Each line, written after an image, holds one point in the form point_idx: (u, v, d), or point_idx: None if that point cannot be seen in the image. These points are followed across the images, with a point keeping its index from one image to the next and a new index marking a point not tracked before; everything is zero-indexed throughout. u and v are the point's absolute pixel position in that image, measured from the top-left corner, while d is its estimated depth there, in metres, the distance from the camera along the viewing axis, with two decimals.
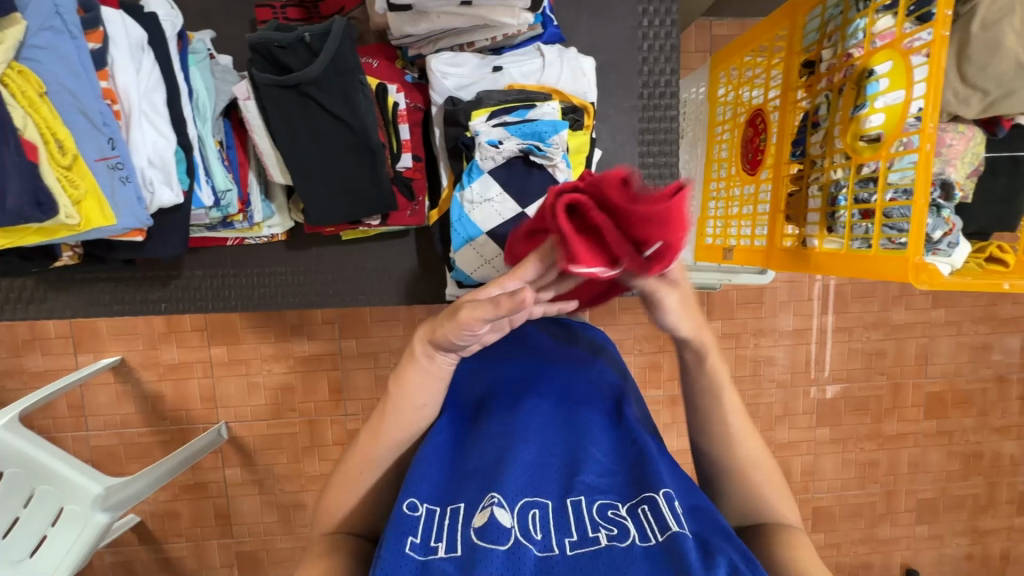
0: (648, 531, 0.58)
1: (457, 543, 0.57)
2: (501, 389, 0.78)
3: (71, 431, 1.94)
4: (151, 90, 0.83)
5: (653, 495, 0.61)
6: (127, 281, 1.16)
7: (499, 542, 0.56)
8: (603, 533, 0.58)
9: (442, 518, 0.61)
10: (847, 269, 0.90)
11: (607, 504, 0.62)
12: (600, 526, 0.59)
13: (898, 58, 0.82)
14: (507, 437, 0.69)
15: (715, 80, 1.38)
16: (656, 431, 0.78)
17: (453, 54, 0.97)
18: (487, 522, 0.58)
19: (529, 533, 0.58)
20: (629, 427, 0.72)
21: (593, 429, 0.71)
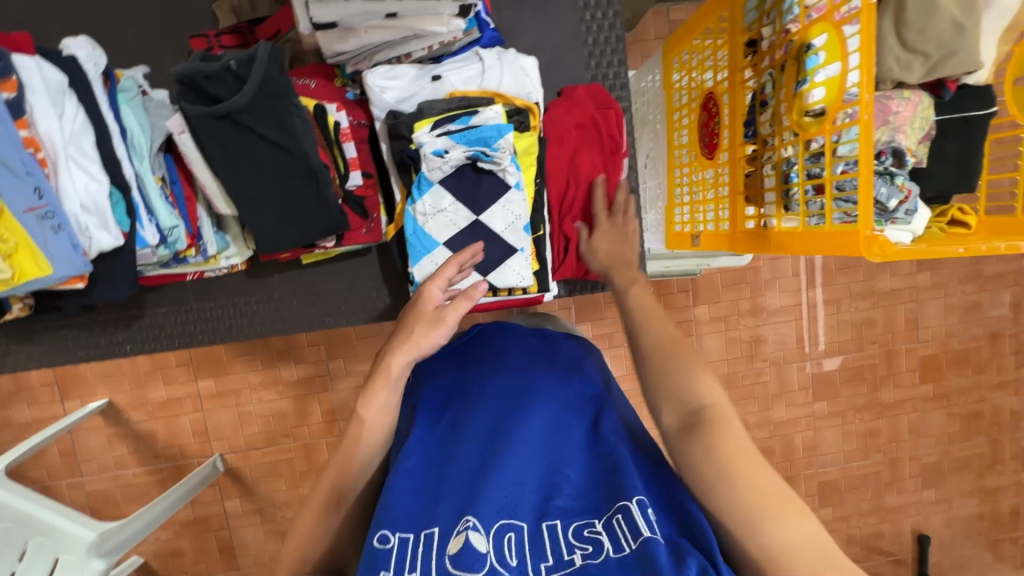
0: (621, 541, 0.59)
1: (431, 570, 0.60)
2: (479, 410, 0.81)
3: (66, 479, 1.92)
4: (78, 134, 0.81)
5: (628, 504, 0.62)
6: (90, 325, 1.14)
7: (473, 569, 0.58)
8: (578, 554, 0.59)
9: (416, 546, 0.64)
10: (804, 246, 0.88)
11: (584, 524, 0.63)
12: (575, 547, 0.60)
13: (832, 31, 0.81)
14: (484, 461, 0.72)
15: (669, 67, 1.37)
16: (645, 435, 0.78)
17: (390, 67, 0.96)
18: (461, 547, 0.60)
19: (504, 559, 0.59)
20: (605, 440, 0.73)
21: (569, 446, 0.73)
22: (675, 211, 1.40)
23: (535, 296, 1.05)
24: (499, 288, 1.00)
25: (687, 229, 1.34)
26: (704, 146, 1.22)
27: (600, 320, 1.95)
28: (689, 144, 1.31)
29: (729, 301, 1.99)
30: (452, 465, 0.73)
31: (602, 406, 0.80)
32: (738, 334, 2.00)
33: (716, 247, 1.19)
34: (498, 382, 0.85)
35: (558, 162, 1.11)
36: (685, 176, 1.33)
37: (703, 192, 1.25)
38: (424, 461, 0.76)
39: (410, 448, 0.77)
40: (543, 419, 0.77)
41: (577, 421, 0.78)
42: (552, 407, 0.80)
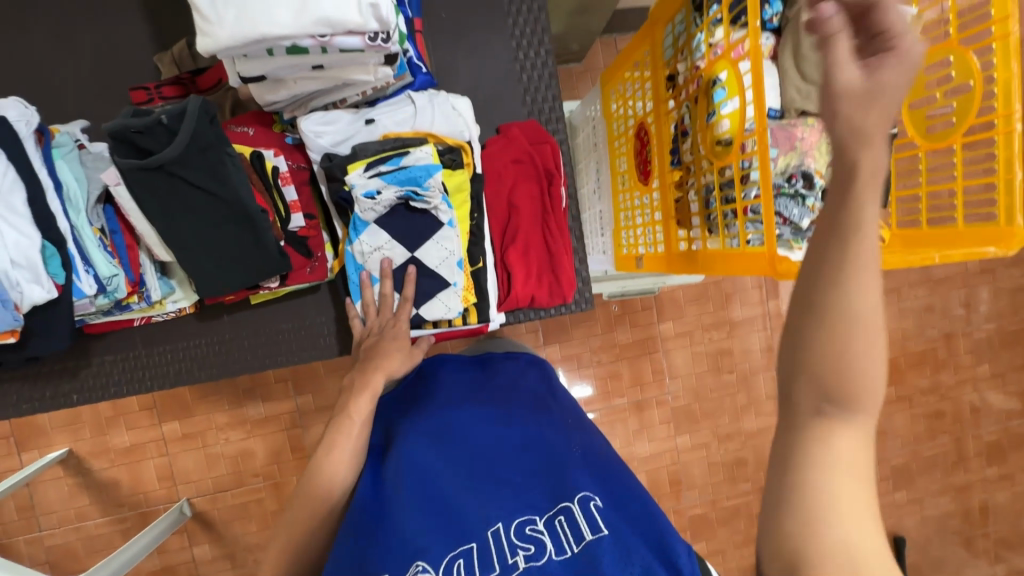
0: (565, 544, 0.64)
1: None
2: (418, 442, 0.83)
3: (24, 534, 1.86)
4: (9, 192, 0.84)
5: (569, 505, 0.68)
6: (34, 377, 1.13)
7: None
8: (521, 555, 0.64)
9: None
10: (722, 267, 0.94)
11: (525, 521, 0.68)
12: (517, 549, 0.65)
13: (731, 68, 0.88)
14: (426, 491, 0.74)
15: (607, 97, 1.43)
16: (585, 429, 0.84)
17: (324, 113, 1.00)
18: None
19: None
20: (545, 448, 0.78)
21: (507, 458, 0.78)
22: (621, 234, 1.45)
23: (477, 326, 1.09)
24: (433, 321, 1.04)
25: (631, 251, 1.39)
26: (639, 173, 1.29)
27: (567, 341, 1.97)
28: (628, 170, 1.38)
29: (692, 316, 2.04)
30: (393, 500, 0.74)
31: (539, 419, 0.85)
32: (703, 347, 2.05)
33: (656, 269, 1.24)
34: (435, 412, 0.88)
35: (498, 196, 1.18)
36: (627, 201, 1.39)
37: (642, 216, 1.31)
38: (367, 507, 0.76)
39: (353, 503, 0.77)
40: (481, 441, 0.81)
41: (514, 435, 0.81)
42: (488, 427, 0.83)
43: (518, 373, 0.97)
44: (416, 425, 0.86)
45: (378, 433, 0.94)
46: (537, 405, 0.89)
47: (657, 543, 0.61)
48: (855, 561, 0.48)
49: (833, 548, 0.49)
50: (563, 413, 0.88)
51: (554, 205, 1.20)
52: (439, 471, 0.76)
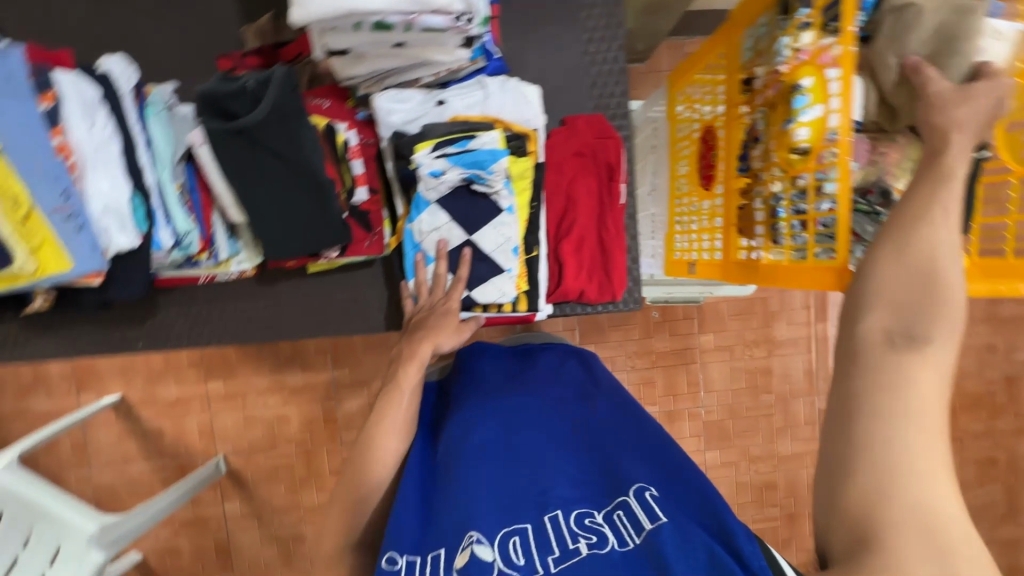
0: (626, 536, 0.62)
1: None
2: (466, 427, 0.82)
3: (75, 470, 1.98)
4: (105, 143, 0.89)
5: (626, 498, 0.66)
6: (105, 321, 1.21)
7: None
8: (583, 542, 0.62)
9: (425, 567, 0.65)
10: (788, 279, 0.90)
11: (583, 513, 0.66)
12: (579, 536, 0.63)
13: (817, 74, 0.83)
14: (478, 471, 0.72)
15: (674, 97, 1.39)
16: (637, 411, 0.81)
17: (398, 91, 1.02)
18: (467, 561, 0.61)
19: (511, 561, 0.61)
20: (594, 437, 0.78)
21: (558, 449, 0.76)
22: (675, 237, 1.42)
23: (524, 314, 1.09)
24: (484, 305, 1.06)
25: (684, 255, 1.37)
26: (702, 176, 1.25)
27: (603, 343, 1.95)
28: (689, 174, 1.34)
29: (735, 331, 1.98)
30: (447, 484, 0.74)
31: (584, 405, 0.84)
32: (743, 363, 2.00)
33: (711, 276, 1.21)
34: (481, 395, 0.88)
35: (556, 188, 1.19)
36: (685, 206, 1.36)
37: (701, 220, 1.27)
38: (418, 491, 0.77)
39: (404, 488, 0.78)
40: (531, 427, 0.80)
41: (561, 421, 0.81)
42: (534, 411, 0.83)
43: (561, 357, 0.98)
44: (462, 409, 0.86)
45: (427, 414, 0.95)
46: (585, 391, 0.88)
47: (725, 539, 0.59)
48: (926, 517, 0.54)
49: (907, 506, 0.54)
50: (611, 394, 0.87)
51: (612, 201, 1.18)
52: (487, 450, 0.76)
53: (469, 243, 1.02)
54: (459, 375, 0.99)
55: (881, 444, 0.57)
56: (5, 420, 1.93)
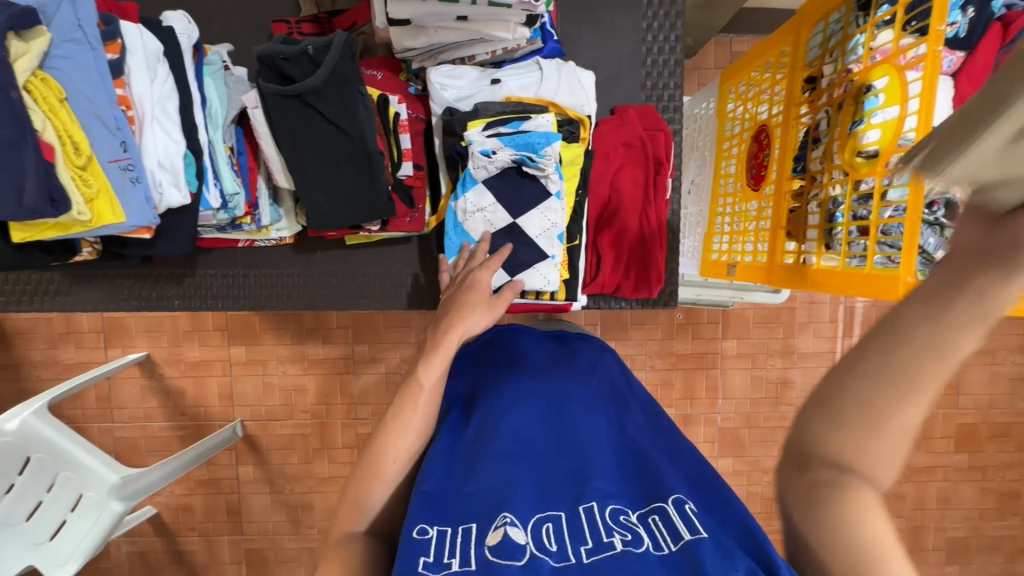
0: (663, 542, 0.57)
1: (471, 558, 0.57)
2: (499, 412, 0.81)
3: (98, 422, 2.01)
4: (165, 97, 0.90)
5: (664, 504, 0.63)
6: (144, 277, 1.22)
7: (514, 557, 0.56)
8: (618, 538, 0.58)
9: (455, 537, 0.61)
10: (843, 286, 0.87)
11: (618, 509, 0.64)
12: (614, 531, 0.59)
13: (894, 73, 0.81)
14: (510, 458, 0.72)
15: (724, 95, 1.34)
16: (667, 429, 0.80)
17: (452, 67, 1.02)
18: (501, 539, 0.58)
19: (544, 547, 0.58)
20: (631, 441, 0.76)
21: (594, 446, 0.74)
22: (713, 238, 1.37)
23: (562, 303, 1.08)
24: (524, 290, 1.03)
25: (724, 258, 1.32)
26: (750, 179, 1.21)
27: (625, 340, 1.92)
28: (735, 175, 1.29)
29: (760, 339, 1.94)
30: (479, 461, 0.72)
31: (619, 411, 0.83)
32: (768, 373, 1.95)
33: (752, 279, 1.18)
34: (513, 381, 0.89)
35: (602, 178, 1.16)
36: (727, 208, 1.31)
37: (744, 224, 1.23)
38: (447, 466, 0.74)
39: (434, 455, 0.77)
40: (563, 421, 0.80)
41: (596, 419, 0.80)
42: (568, 404, 0.83)
43: (593, 356, 0.96)
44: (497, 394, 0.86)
45: (456, 390, 0.93)
46: (620, 398, 0.87)
47: (763, 556, 0.55)
48: None
49: None
50: (644, 402, 0.86)
51: (656, 194, 1.15)
52: (520, 434, 0.77)
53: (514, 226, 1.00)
54: (486, 358, 0.97)
55: None
56: (34, 366, 1.96)
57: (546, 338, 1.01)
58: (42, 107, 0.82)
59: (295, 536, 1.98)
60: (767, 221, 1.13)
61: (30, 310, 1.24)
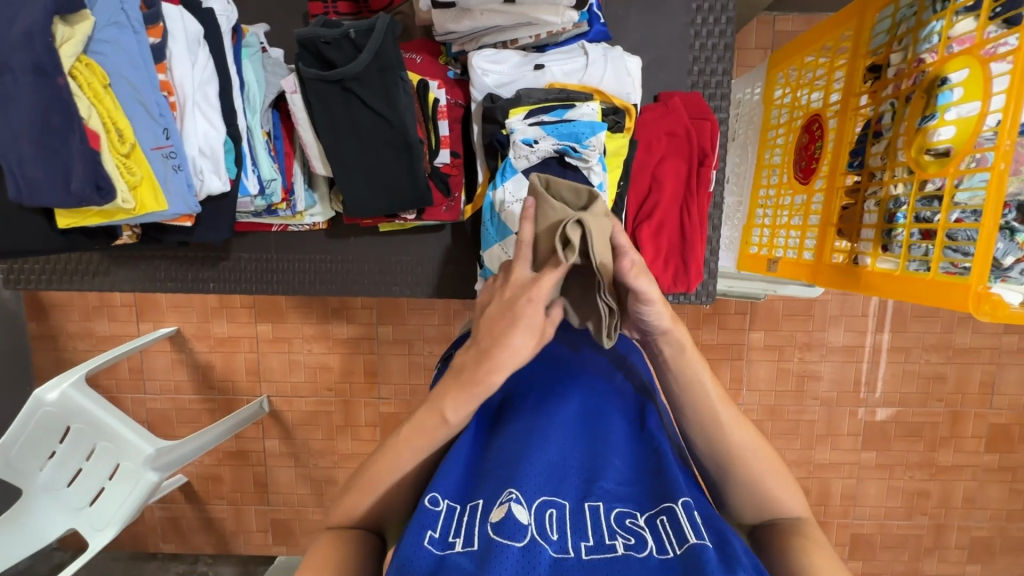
0: (666, 544, 0.58)
1: (474, 538, 0.58)
2: (527, 395, 0.78)
3: (131, 393, 2.04)
4: (205, 82, 0.89)
5: (673, 506, 0.62)
6: (180, 259, 1.23)
7: (514, 539, 0.57)
8: (620, 542, 0.58)
9: (463, 515, 0.62)
10: (900, 293, 0.85)
11: (624, 513, 0.62)
12: (617, 534, 0.59)
13: (976, 66, 0.76)
14: (530, 437, 0.69)
15: (772, 81, 1.28)
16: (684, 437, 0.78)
17: (495, 51, 1.00)
18: (504, 517, 0.59)
19: (545, 532, 0.58)
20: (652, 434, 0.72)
21: (614, 438, 0.71)
22: (752, 231, 1.32)
23: None
24: None
25: (764, 252, 1.26)
26: (798, 170, 1.15)
27: None
28: (781, 165, 1.23)
29: (788, 331, 1.86)
30: (497, 441, 0.70)
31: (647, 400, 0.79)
32: (791, 366, 1.87)
33: (795, 277, 1.13)
34: (542, 365, 0.83)
35: (643, 168, 1.11)
36: (769, 199, 1.25)
37: (788, 218, 1.18)
38: (472, 436, 0.72)
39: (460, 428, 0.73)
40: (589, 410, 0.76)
41: (622, 415, 0.76)
42: (597, 395, 0.78)
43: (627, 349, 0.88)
44: (525, 372, 0.82)
45: None
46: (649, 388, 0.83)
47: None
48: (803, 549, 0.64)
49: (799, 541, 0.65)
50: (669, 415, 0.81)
51: (699, 185, 1.11)
52: (545, 423, 0.71)
53: None
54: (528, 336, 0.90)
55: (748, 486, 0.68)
56: (70, 337, 2.00)
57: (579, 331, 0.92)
58: (88, 94, 0.81)
59: (317, 509, 2.02)
60: (817, 215, 1.08)
61: (70, 289, 1.26)
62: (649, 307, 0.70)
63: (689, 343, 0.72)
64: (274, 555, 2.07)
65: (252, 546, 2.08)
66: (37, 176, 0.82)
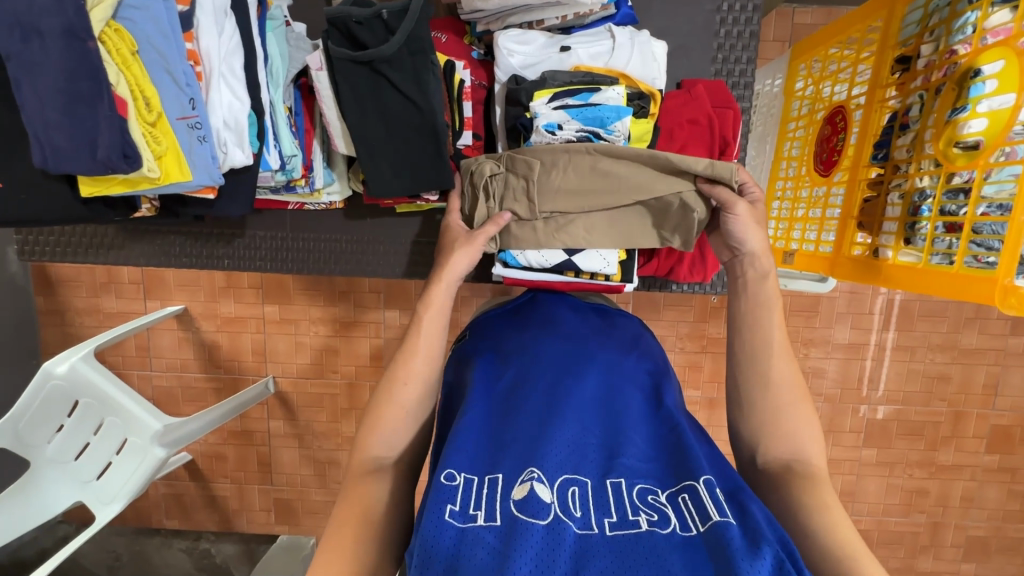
0: (689, 522, 0.60)
1: (496, 513, 0.60)
2: (541, 374, 0.80)
3: (137, 370, 2.04)
4: (231, 54, 0.89)
5: (694, 483, 0.64)
6: (195, 236, 1.23)
7: (538, 516, 0.59)
8: (643, 518, 0.60)
9: (481, 487, 0.64)
10: (922, 286, 0.86)
11: (646, 489, 0.64)
12: (640, 511, 0.61)
13: (1012, 58, 0.75)
14: (546, 419, 0.73)
15: (793, 72, 1.26)
16: (694, 421, 0.80)
17: (521, 32, 1.00)
18: (527, 495, 0.61)
19: (568, 510, 0.61)
20: (668, 413, 0.76)
21: (630, 415, 0.75)
22: (768, 223, 1.30)
23: (615, 284, 1.06)
24: (581, 270, 1.04)
25: (779, 244, 1.25)
26: (818, 162, 1.14)
27: (655, 321, 1.76)
28: (800, 158, 1.22)
29: (794, 327, 1.86)
30: (514, 417, 0.73)
31: (659, 381, 0.82)
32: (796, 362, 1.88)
33: (811, 269, 1.13)
34: (555, 345, 0.86)
35: None
36: (786, 191, 1.24)
37: (806, 210, 1.17)
38: (483, 412, 0.75)
39: (470, 402, 0.76)
40: (601, 393, 0.78)
41: (636, 393, 0.79)
42: (613, 375, 0.81)
43: (634, 332, 0.93)
44: (535, 351, 0.84)
45: (486, 345, 0.89)
46: (661, 372, 0.85)
47: (786, 549, 0.57)
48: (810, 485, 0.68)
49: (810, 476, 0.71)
50: (678, 392, 0.84)
51: None
52: (560, 406, 0.74)
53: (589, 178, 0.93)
54: (542, 315, 0.93)
55: (769, 421, 0.76)
56: (77, 313, 1.99)
57: (588, 312, 0.95)
58: (116, 61, 0.81)
59: (320, 490, 2.03)
60: (837, 207, 1.08)
61: (86, 263, 1.27)
62: (741, 220, 0.82)
63: (772, 275, 0.82)
64: (276, 534, 2.09)
65: (255, 525, 2.10)
66: (63, 143, 0.82)
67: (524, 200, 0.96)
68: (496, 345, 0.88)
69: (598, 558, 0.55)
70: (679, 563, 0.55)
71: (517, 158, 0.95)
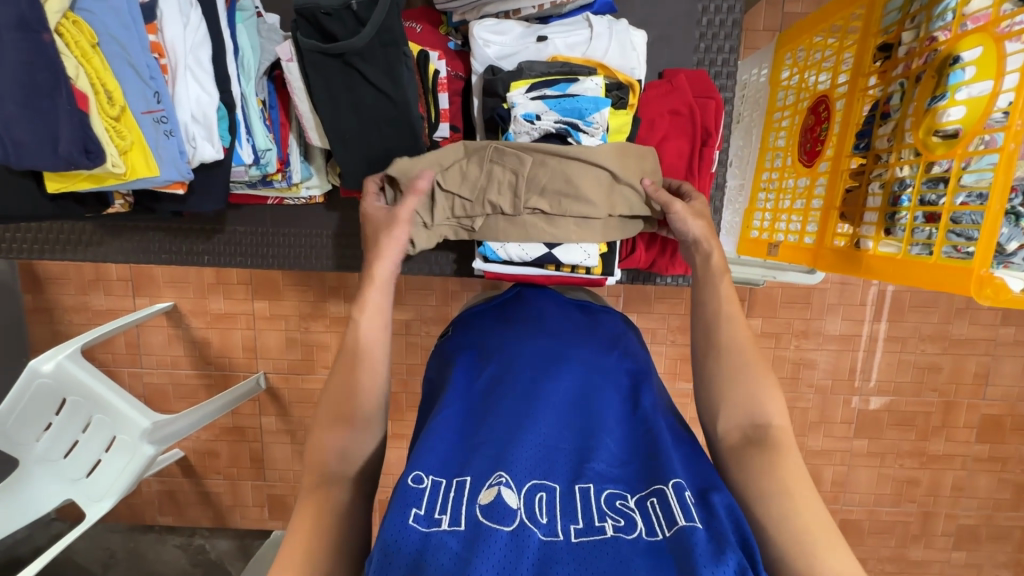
0: (655, 526, 0.59)
1: (461, 518, 0.59)
2: (521, 371, 0.80)
3: (127, 367, 2.03)
4: (197, 45, 0.87)
5: (663, 488, 0.63)
6: (174, 232, 1.21)
7: (502, 522, 0.58)
8: (610, 524, 0.59)
9: (448, 490, 0.63)
10: (902, 276, 0.85)
11: (615, 494, 0.64)
12: (607, 516, 0.61)
13: (990, 44, 0.74)
14: (521, 417, 0.72)
15: (779, 62, 1.25)
16: (676, 420, 0.80)
17: (496, 21, 0.99)
18: (493, 501, 0.61)
19: (535, 516, 0.60)
20: (644, 416, 0.75)
21: (605, 415, 0.74)
22: (754, 215, 1.29)
23: (597, 277, 1.05)
24: (562, 263, 1.01)
25: (764, 236, 1.24)
26: (802, 153, 1.13)
27: (646, 314, 1.75)
28: (785, 148, 1.21)
29: (785, 319, 1.85)
30: (485, 420, 0.73)
31: (635, 378, 0.82)
32: (787, 353, 1.87)
33: (794, 261, 1.12)
34: (536, 343, 0.85)
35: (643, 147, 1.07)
36: (772, 182, 1.23)
37: (790, 201, 1.16)
38: (458, 412, 0.74)
39: (448, 399, 0.76)
40: (575, 392, 0.77)
41: (613, 392, 0.79)
42: (592, 375, 0.80)
43: (616, 331, 0.92)
44: (519, 345, 0.84)
45: (466, 341, 0.88)
46: (641, 372, 0.84)
47: (746, 550, 0.58)
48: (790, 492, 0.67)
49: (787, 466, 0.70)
50: (659, 392, 0.84)
51: (703, 167, 1.07)
52: (536, 406, 0.73)
53: (574, 169, 0.94)
54: (527, 309, 0.92)
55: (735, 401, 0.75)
56: (66, 311, 1.98)
57: (569, 306, 0.95)
58: (74, 53, 0.81)
59: None
60: (820, 199, 1.07)
61: (65, 260, 1.26)
62: (680, 215, 0.89)
63: (716, 254, 0.86)
64: (270, 529, 2.09)
65: (249, 520, 2.09)
66: (22, 138, 0.79)
67: (509, 193, 0.96)
68: (480, 339, 0.88)
69: (562, 564, 0.55)
70: (644, 566, 0.55)
71: (506, 150, 0.95)
